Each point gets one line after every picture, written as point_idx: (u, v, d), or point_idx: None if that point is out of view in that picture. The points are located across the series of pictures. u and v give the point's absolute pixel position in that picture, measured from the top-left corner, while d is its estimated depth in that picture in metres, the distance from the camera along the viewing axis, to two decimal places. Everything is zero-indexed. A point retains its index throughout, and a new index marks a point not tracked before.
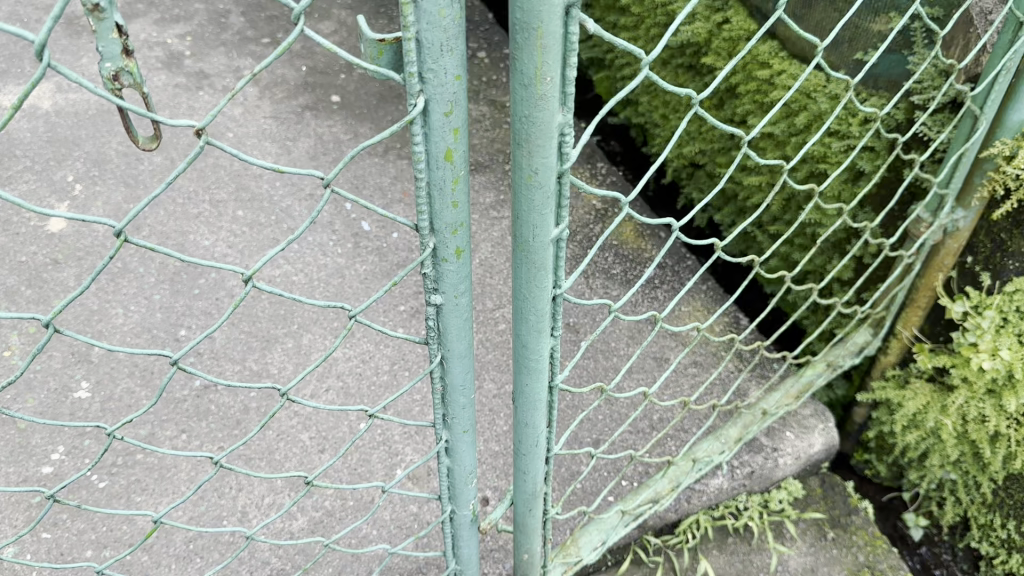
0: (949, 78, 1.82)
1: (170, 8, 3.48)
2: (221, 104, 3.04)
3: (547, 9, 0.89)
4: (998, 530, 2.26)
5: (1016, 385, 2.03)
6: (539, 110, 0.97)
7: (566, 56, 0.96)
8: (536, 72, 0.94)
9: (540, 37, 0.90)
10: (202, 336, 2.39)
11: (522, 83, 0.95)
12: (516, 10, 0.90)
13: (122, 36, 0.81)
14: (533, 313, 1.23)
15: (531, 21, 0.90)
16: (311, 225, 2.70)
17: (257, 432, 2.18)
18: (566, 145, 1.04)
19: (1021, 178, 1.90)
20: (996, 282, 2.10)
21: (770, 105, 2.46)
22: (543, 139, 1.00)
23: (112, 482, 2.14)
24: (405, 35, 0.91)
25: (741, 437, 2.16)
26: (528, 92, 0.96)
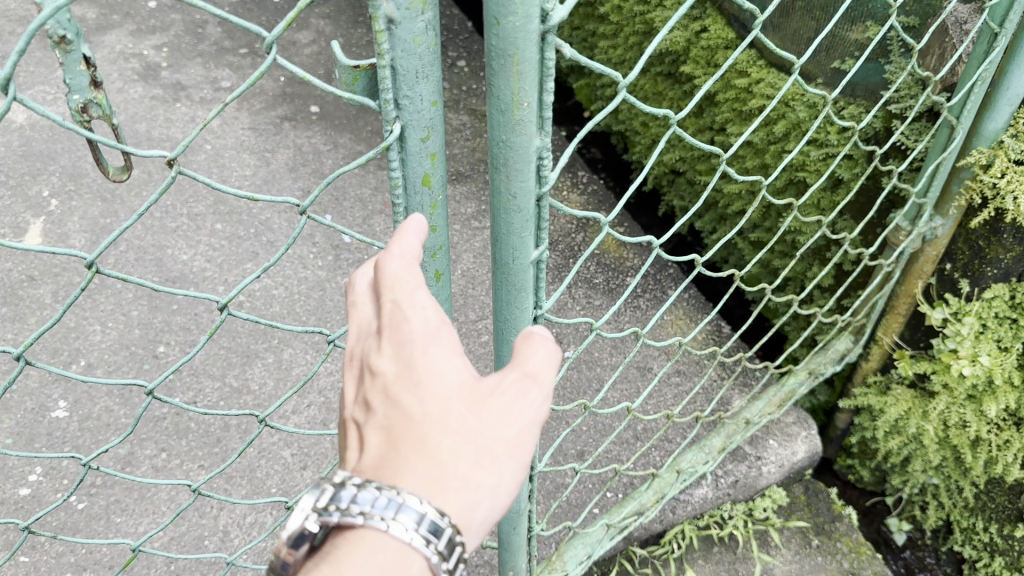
0: (926, 89, 1.84)
1: (146, 19, 3.43)
2: (194, 133, 2.97)
3: (523, 35, 0.88)
4: (979, 533, 2.30)
5: (996, 390, 2.08)
6: (517, 136, 0.97)
7: (542, 81, 0.95)
8: (513, 97, 0.93)
9: (516, 63, 0.90)
10: (184, 359, 2.37)
11: (499, 108, 0.95)
12: (492, 37, 0.89)
13: (91, 67, 0.80)
14: (514, 334, 1.22)
15: (506, 47, 0.89)
16: (291, 248, 2.65)
17: (238, 452, 2.16)
18: (544, 169, 1.03)
19: (998, 186, 1.91)
20: (975, 288, 2.12)
21: (748, 114, 2.48)
22: (521, 163, 1.00)
23: (91, 503, 2.12)
24: (379, 63, 0.90)
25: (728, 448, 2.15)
26: (506, 117, 0.95)
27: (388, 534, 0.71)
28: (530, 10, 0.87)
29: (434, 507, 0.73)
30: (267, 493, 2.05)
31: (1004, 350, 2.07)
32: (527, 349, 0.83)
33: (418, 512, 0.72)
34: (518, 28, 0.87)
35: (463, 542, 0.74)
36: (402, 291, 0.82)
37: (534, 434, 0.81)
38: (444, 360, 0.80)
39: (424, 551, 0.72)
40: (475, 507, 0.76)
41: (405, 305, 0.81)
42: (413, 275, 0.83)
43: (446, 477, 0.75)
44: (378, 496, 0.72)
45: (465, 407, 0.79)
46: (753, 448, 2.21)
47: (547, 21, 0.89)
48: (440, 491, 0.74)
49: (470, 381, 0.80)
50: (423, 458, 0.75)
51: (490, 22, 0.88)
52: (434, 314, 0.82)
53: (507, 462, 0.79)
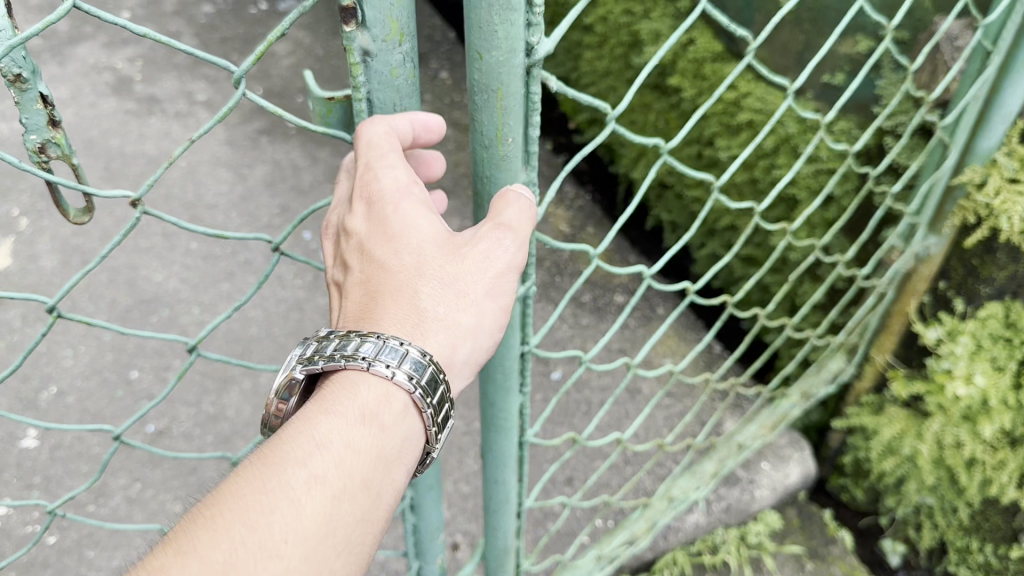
0: (921, 109, 1.81)
1: (118, 30, 3.34)
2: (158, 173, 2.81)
3: (507, 70, 0.82)
4: (974, 553, 2.25)
5: (990, 411, 2.02)
6: (501, 174, 0.91)
7: (528, 115, 0.89)
8: (497, 133, 0.87)
9: (500, 98, 0.84)
10: (160, 389, 2.30)
11: (482, 144, 0.89)
12: (473, 72, 0.83)
13: (48, 106, 0.72)
14: (500, 370, 1.16)
15: (490, 83, 0.83)
16: (262, 286, 2.52)
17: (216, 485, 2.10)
18: (530, 206, 0.98)
19: (992, 207, 1.88)
20: (969, 307, 2.07)
21: (738, 128, 2.43)
22: None
23: (62, 537, 2.03)
24: (354, 95, 0.85)
25: (720, 473, 2.11)
26: (489, 153, 0.89)
27: (373, 374, 0.87)
28: (515, 44, 0.81)
29: (416, 347, 0.88)
30: None
31: (999, 370, 2.02)
32: (503, 204, 0.91)
33: (398, 353, 0.87)
34: (502, 63, 0.82)
35: (445, 380, 0.90)
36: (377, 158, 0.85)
37: (511, 278, 0.92)
38: (419, 211, 0.90)
39: (407, 388, 0.87)
40: (454, 349, 0.91)
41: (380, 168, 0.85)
42: (393, 138, 0.85)
43: (426, 320, 0.89)
44: (360, 344, 0.87)
45: (443, 255, 0.90)
46: (744, 471, 2.17)
47: (533, 55, 0.83)
48: (421, 335, 0.89)
49: (446, 236, 0.91)
50: (402, 305, 0.89)
51: (473, 57, 0.82)
52: (406, 175, 0.89)
53: (486, 304, 0.91)
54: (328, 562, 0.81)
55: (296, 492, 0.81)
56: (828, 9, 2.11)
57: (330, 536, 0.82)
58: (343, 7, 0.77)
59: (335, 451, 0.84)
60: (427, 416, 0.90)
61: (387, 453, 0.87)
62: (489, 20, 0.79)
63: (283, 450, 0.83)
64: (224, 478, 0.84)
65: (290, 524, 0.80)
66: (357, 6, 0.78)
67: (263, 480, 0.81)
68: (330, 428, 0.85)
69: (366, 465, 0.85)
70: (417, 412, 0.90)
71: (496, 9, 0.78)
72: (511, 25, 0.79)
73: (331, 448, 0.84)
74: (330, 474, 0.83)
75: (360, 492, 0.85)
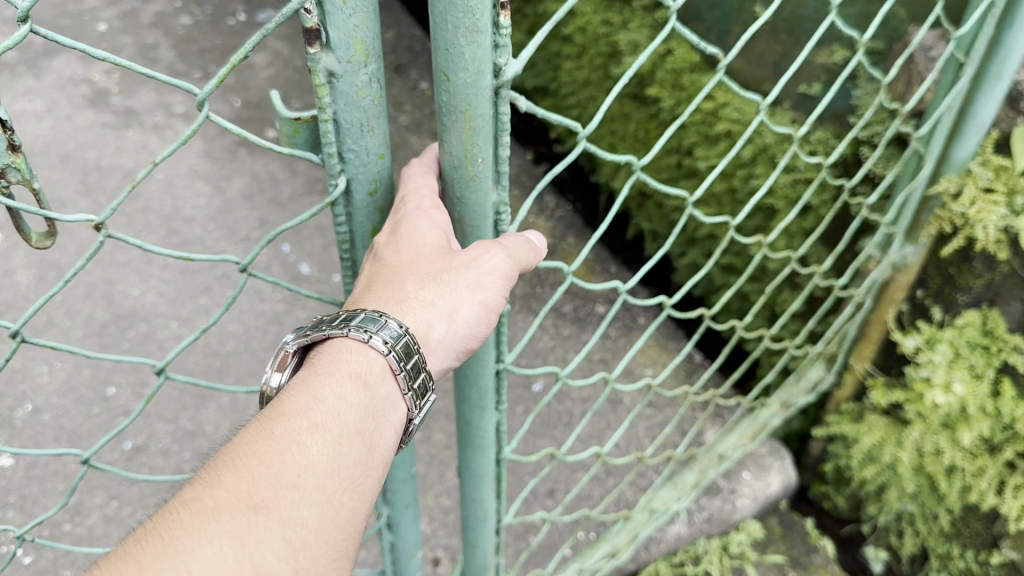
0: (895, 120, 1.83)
1: (95, 41, 3.30)
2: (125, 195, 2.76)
3: (474, 92, 0.82)
4: (955, 560, 2.26)
5: (969, 419, 2.04)
6: (472, 190, 0.92)
7: (497, 136, 0.89)
8: (466, 154, 0.88)
9: (468, 119, 0.84)
10: (137, 405, 2.27)
11: (453, 165, 0.89)
12: (441, 93, 0.83)
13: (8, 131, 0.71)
14: (475, 389, 1.15)
15: (458, 104, 0.83)
16: (228, 310, 2.48)
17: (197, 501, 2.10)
18: (501, 222, 0.98)
19: (967, 216, 1.90)
20: (947, 315, 2.10)
21: (716, 138, 2.45)
22: (476, 220, 0.95)
23: (38, 557, 2.00)
24: (321, 116, 0.84)
25: (699, 484, 2.09)
26: (459, 173, 0.90)
27: (352, 338, 0.91)
28: (481, 66, 0.80)
29: (395, 321, 0.91)
30: None
31: (977, 377, 2.04)
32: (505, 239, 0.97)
33: (378, 322, 0.90)
34: (470, 85, 0.81)
35: (419, 349, 0.92)
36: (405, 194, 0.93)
37: (497, 281, 0.94)
38: (429, 223, 0.92)
39: (383, 352, 0.90)
40: (432, 327, 0.93)
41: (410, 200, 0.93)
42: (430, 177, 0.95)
43: (407, 305, 0.93)
44: (345, 316, 0.92)
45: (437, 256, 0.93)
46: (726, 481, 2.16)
47: (502, 77, 0.83)
48: (403, 315, 0.93)
49: (443, 245, 0.93)
50: (390, 292, 0.93)
51: (439, 78, 0.82)
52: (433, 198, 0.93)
53: (466, 296, 0.93)
54: (335, 497, 0.85)
55: (296, 437, 0.85)
56: (803, 20, 2.12)
57: (333, 477, 0.85)
58: (307, 30, 0.77)
59: (328, 403, 0.88)
60: (402, 381, 0.92)
61: (376, 407, 0.90)
62: (455, 42, 0.78)
63: (281, 404, 0.88)
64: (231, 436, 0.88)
65: (297, 463, 0.84)
66: (321, 28, 0.77)
67: (265, 429, 0.86)
68: (321, 383, 0.88)
69: (358, 416, 0.89)
70: (392, 376, 0.92)
71: (461, 31, 0.77)
72: (477, 48, 0.79)
73: (324, 401, 0.88)
74: (327, 423, 0.88)
75: (356, 440, 0.88)
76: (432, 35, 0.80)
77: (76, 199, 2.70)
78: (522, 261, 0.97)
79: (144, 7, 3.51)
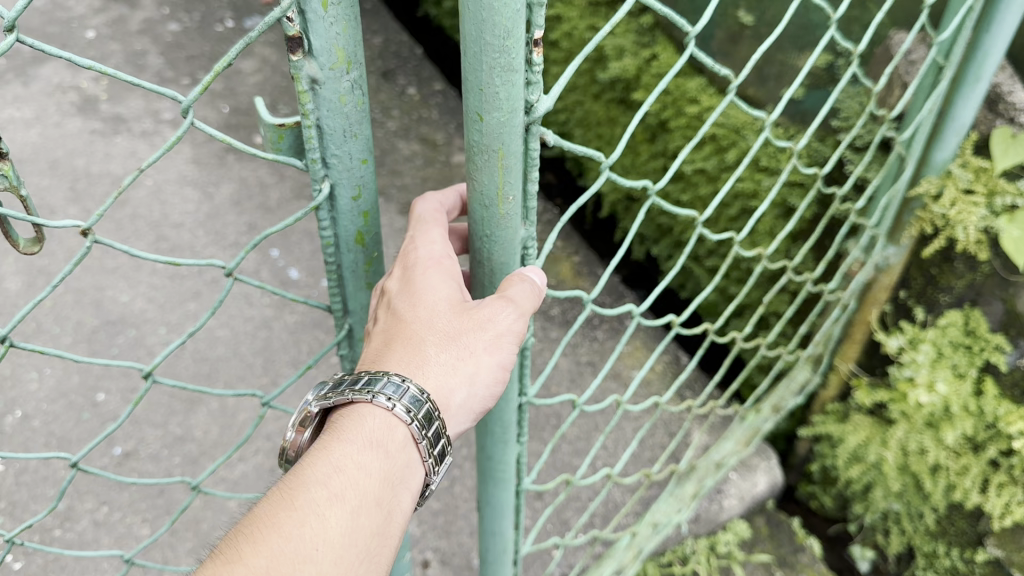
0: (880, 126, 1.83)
1: (83, 48, 3.31)
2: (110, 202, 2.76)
3: (508, 131, 0.84)
4: (941, 558, 2.28)
5: (952, 418, 2.07)
6: (503, 228, 0.93)
7: (527, 172, 0.91)
8: (498, 192, 0.89)
9: (501, 157, 0.86)
10: (125, 410, 2.28)
11: (483, 203, 0.91)
12: (474, 133, 0.85)
13: None
14: (499, 424, 1.18)
15: (491, 143, 0.85)
16: (215, 313, 2.48)
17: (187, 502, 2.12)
18: (529, 254, 1.00)
19: (948, 217, 1.93)
20: (929, 315, 2.14)
21: (701, 142, 2.48)
22: (506, 256, 0.97)
23: (28, 562, 2.01)
24: (304, 122, 0.85)
25: (697, 492, 2.14)
26: (490, 212, 0.92)
27: (375, 405, 0.92)
28: (515, 104, 0.82)
29: (415, 386, 0.93)
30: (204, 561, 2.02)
31: (960, 376, 2.08)
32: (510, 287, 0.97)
33: (400, 389, 0.93)
34: (502, 123, 0.83)
35: (439, 416, 0.94)
36: (419, 226, 1.03)
37: (512, 342, 0.97)
38: (443, 279, 0.99)
39: (405, 421, 0.92)
40: (451, 391, 0.96)
41: (420, 233, 1.02)
42: (436, 224, 1.03)
43: (426, 367, 0.96)
44: (367, 381, 0.93)
45: (453, 315, 0.97)
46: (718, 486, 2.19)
47: (533, 113, 0.85)
48: (422, 377, 0.96)
49: (457, 304, 0.98)
50: (408, 351, 0.96)
51: (472, 118, 0.83)
52: (441, 252, 1.01)
53: (484, 359, 0.96)
54: (352, 569, 0.87)
55: (318, 507, 0.87)
56: (784, 24, 2.16)
57: (352, 548, 0.87)
58: (290, 38, 0.78)
59: (349, 473, 0.90)
60: (424, 449, 0.94)
61: (395, 476, 0.92)
62: (490, 83, 0.80)
63: (304, 474, 0.89)
64: (254, 505, 0.90)
65: (318, 533, 0.86)
66: (303, 36, 0.79)
67: (288, 499, 0.87)
68: (343, 453, 0.90)
69: (377, 487, 0.90)
70: (414, 444, 0.94)
71: (497, 71, 0.79)
72: (511, 86, 0.80)
73: (346, 470, 0.90)
74: (347, 494, 0.89)
75: (374, 510, 0.90)
76: (465, 77, 0.81)
77: (65, 205, 2.70)
78: (524, 308, 0.97)
79: (131, 14, 3.51)
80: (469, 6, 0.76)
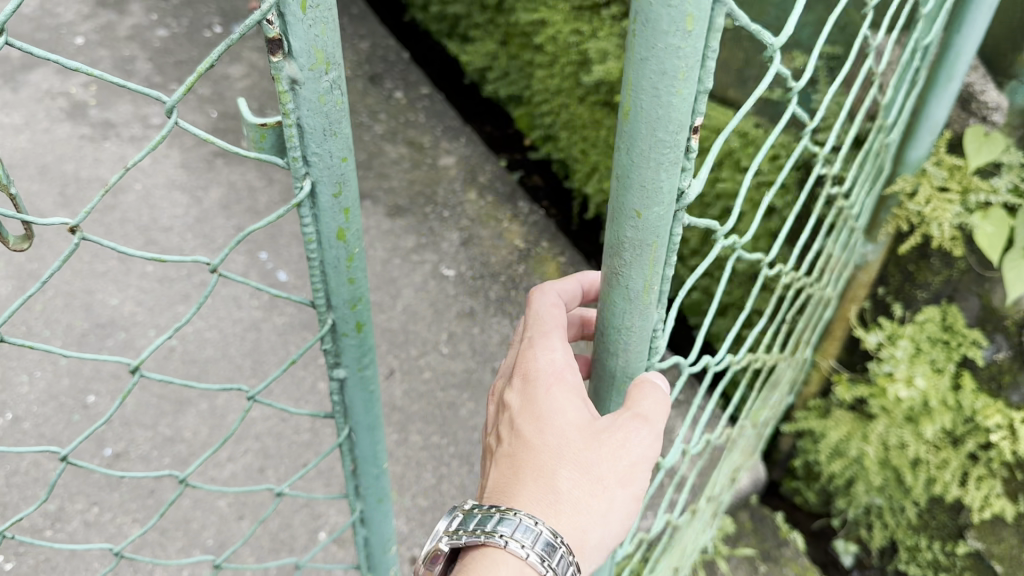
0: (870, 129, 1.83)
1: (71, 54, 3.32)
2: (96, 199, 2.78)
3: (664, 226, 0.80)
4: (923, 551, 2.32)
5: (931, 412, 2.12)
6: (642, 323, 0.89)
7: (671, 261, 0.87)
8: (644, 285, 0.85)
9: (654, 251, 0.81)
10: (112, 406, 2.30)
11: (626, 295, 0.87)
12: (628, 230, 0.80)
13: None
14: None
15: (646, 239, 0.80)
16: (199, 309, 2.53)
17: (174, 496, 2.16)
18: (657, 343, 0.97)
19: (923, 215, 1.98)
20: (907, 311, 2.18)
21: (684, 143, 2.52)
22: (640, 345, 0.93)
23: (19, 563, 2.02)
24: (285, 122, 0.88)
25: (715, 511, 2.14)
26: (633, 303, 0.87)
27: (509, 552, 0.90)
28: (673, 197, 0.78)
29: (548, 527, 0.92)
30: (191, 557, 2.04)
31: (938, 371, 2.14)
32: (639, 396, 0.96)
33: (532, 532, 0.91)
34: (661, 218, 0.79)
35: (575, 559, 0.92)
36: (541, 333, 1.05)
37: (645, 467, 0.96)
38: (568, 400, 1.00)
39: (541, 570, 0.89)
40: (586, 530, 0.94)
41: (540, 341, 1.04)
42: (552, 337, 1.04)
43: (560, 501, 0.95)
44: (498, 523, 0.92)
45: (583, 442, 0.97)
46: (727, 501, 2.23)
47: (685, 207, 0.80)
48: (555, 515, 0.94)
49: (585, 427, 0.98)
50: (540, 484, 0.96)
51: (628, 215, 0.79)
52: (563, 369, 1.02)
53: (618, 489, 0.95)
54: None
55: None
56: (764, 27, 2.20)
57: None
58: (270, 39, 0.81)
59: None
60: None
61: None
62: (654, 178, 0.75)
63: None
64: None
65: None
66: (283, 38, 0.82)
67: None
68: None
69: None
70: None
71: (664, 168, 0.74)
72: (675, 179, 0.76)
73: None
74: None
75: None
76: (626, 175, 0.76)
77: (54, 210, 2.72)
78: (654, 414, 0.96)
79: (120, 20, 3.53)
80: (643, 107, 0.70)
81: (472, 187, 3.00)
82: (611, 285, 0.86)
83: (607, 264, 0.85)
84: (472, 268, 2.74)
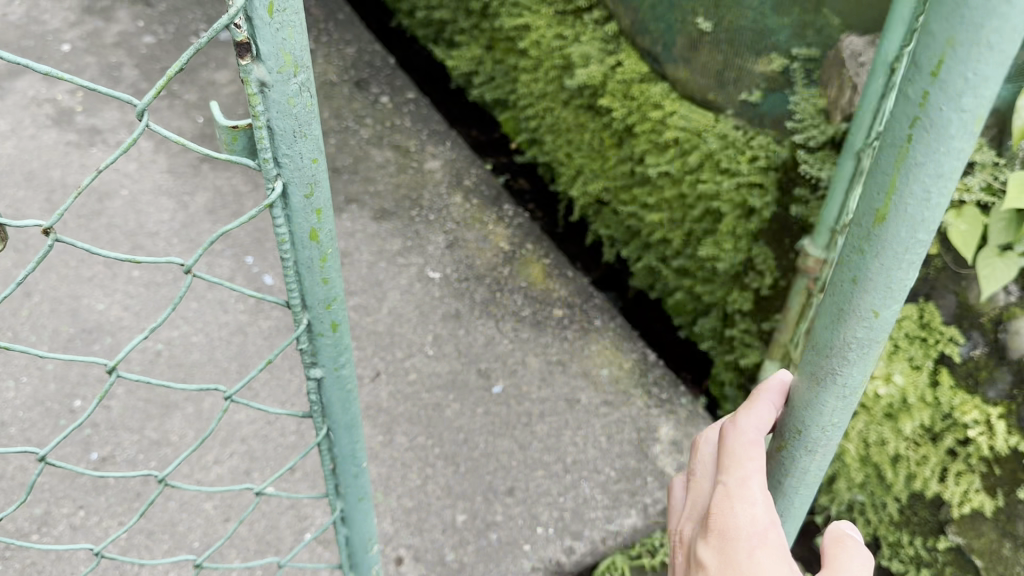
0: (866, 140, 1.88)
1: (58, 61, 3.33)
2: (69, 202, 2.81)
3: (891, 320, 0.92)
4: (906, 547, 2.31)
5: (910, 409, 2.17)
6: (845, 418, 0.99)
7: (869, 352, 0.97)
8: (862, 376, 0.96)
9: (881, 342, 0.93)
10: (89, 404, 2.32)
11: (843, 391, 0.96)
12: (861, 329, 0.91)
13: None
14: None
15: (878, 335, 0.92)
16: (177, 308, 2.56)
17: (156, 494, 2.18)
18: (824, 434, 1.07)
19: None
20: None
21: (666, 145, 2.54)
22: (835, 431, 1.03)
23: (6, 567, 2.03)
24: (256, 124, 0.90)
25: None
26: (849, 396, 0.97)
27: None
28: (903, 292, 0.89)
29: None
30: (172, 558, 2.06)
31: (916, 368, 2.17)
32: (847, 561, 1.00)
33: None
34: (893, 318, 0.90)
35: None
36: (739, 480, 1.07)
37: None
38: (770, 562, 1.05)
39: None
40: None
41: (738, 489, 1.07)
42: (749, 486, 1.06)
43: None
44: None
45: None
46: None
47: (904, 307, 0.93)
48: None
49: None
50: None
51: (865, 314, 0.90)
52: (764, 523, 1.06)
53: None
54: None
55: None
56: (742, 29, 2.23)
57: None
58: (238, 43, 0.83)
59: None
60: None
61: None
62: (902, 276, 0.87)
63: None
64: None
65: None
66: (251, 42, 0.84)
67: None
68: None
69: None
70: None
71: (913, 267, 0.86)
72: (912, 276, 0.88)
73: None
74: None
75: None
76: (871, 278, 0.87)
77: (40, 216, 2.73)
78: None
79: (106, 27, 3.55)
80: (906, 209, 0.82)
81: (457, 190, 3.03)
82: (823, 382, 0.96)
83: (820, 361, 0.95)
84: (456, 271, 2.76)
